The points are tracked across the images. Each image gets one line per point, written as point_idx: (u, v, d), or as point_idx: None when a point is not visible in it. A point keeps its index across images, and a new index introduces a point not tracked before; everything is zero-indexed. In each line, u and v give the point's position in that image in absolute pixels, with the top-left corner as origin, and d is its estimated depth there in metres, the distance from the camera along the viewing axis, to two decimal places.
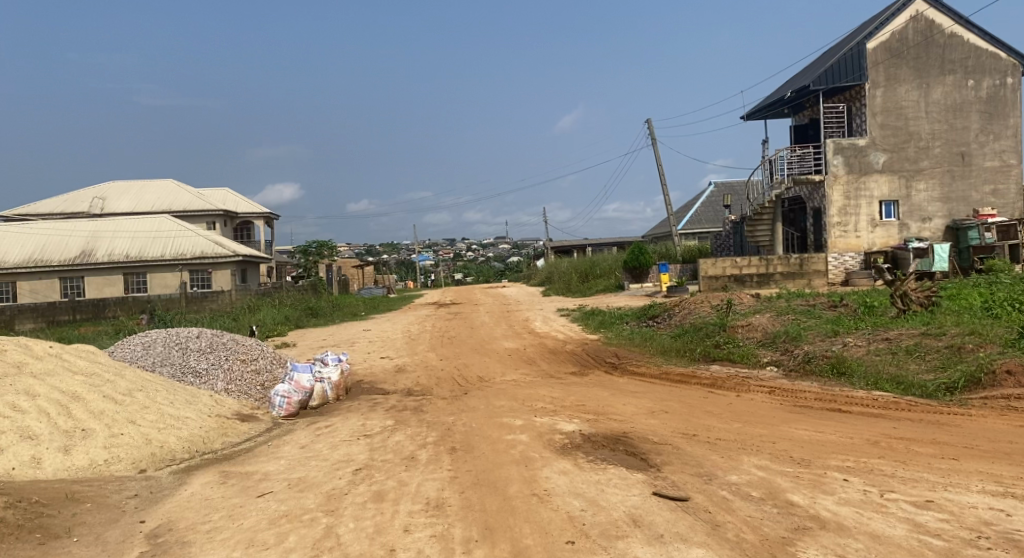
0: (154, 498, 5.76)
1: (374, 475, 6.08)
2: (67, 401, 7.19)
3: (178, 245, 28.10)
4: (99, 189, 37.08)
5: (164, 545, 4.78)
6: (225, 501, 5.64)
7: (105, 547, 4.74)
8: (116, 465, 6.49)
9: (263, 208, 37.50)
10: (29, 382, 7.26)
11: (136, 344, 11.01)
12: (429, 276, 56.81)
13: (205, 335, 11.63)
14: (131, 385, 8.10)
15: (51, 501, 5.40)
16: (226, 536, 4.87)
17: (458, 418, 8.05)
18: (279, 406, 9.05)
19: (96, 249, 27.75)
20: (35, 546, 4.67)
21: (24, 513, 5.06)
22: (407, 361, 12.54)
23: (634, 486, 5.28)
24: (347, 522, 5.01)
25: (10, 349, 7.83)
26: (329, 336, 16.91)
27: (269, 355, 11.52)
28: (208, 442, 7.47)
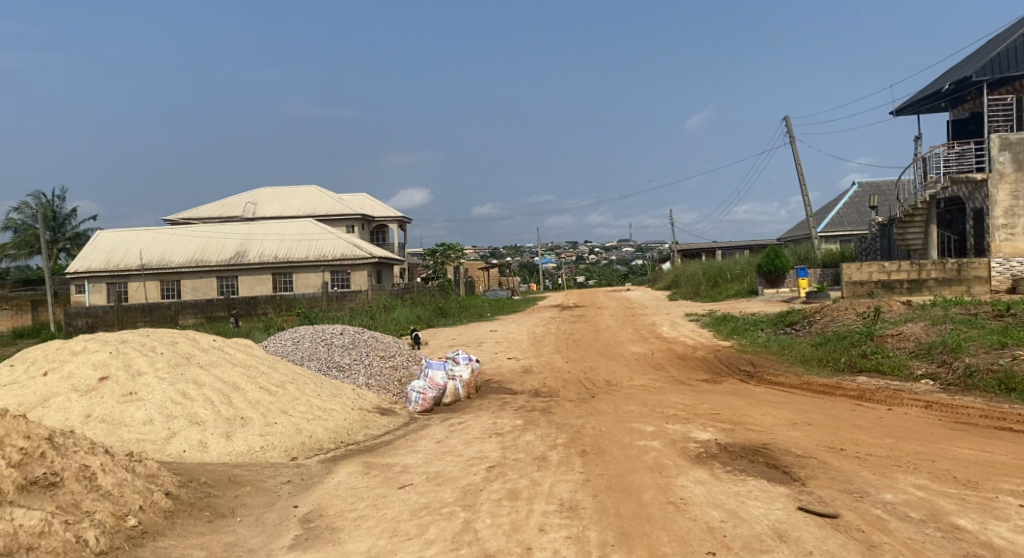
0: (305, 484, 6.14)
1: (507, 473, 6.19)
2: (229, 390, 7.79)
3: (320, 247, 29.83)
4: (251, 195, 39.84)
5: (316, 530, 5.08)
6: (369, 491, 5.91)
7: (264, 529, 5.09)
8: (271, 452, 6.98)
9: (397, 212, 39.01)
10: (196, 371, 7.94)
11: (286, 339, 11.77)
12: (553, 279, 57.17)
13: (348, 331, 12.28)
14: (283, 378, 8.67)
15: (216, 483, 5.88)
16: (371, 525, 5.10)
17: (588, 421, 8.05)
18: (415, 401, 9.43)
19: (249, 250, 29.92)
20: (205, 523, 5.09)
21: (195, 492, 5.55)
22: (534, 362, 12.71)
23: (777, 500, 5.08)
24: (484, 518, 5.12)
25: (180, 342, 8.58)
26: (459, 335, 17.42)
27: (406, 353, 11.99)
28: (351, 434, 7.87)
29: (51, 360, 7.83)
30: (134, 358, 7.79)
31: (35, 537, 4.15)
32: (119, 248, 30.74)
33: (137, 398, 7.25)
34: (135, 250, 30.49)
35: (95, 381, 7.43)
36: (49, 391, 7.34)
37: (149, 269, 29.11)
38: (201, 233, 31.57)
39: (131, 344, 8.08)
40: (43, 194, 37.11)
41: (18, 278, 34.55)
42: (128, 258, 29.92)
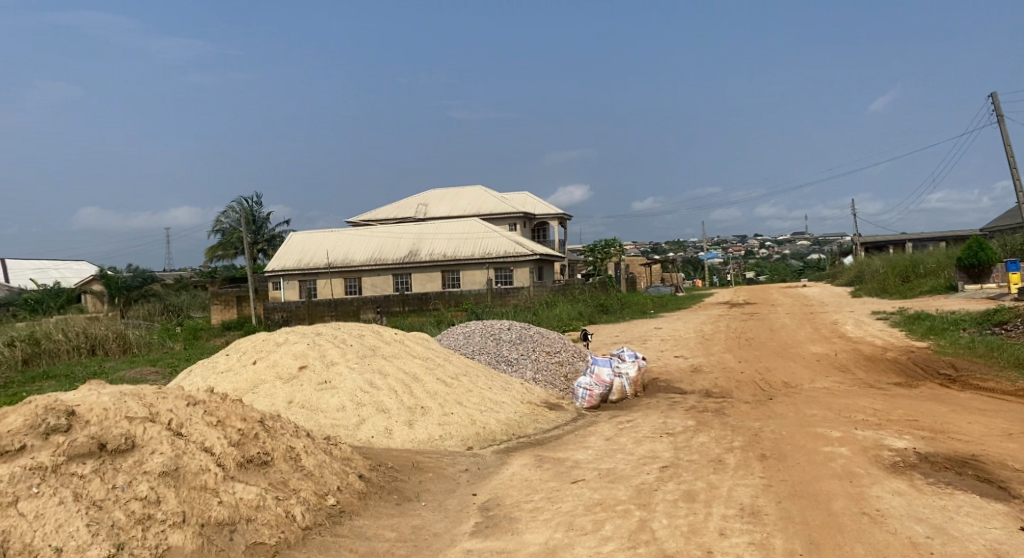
0: (482, 474, 6.35)
1: (682, 474, 6.03)
2: (409, 381, 8.22)
3: (485, 245, 30.74)
4: (422, 196, 41.82)
5: (494, 518, 5.23)
6: (542, 484, 5.99)
7: (447, 514, 5.32)
8: (449, 441, 7.29)
9: (559, 209, 39.32)
10: (381, 362, 8.45)
11: (459, 334, 12.24)
12: (721, 274, 55.20)
13: (516, 327, 12.57)
14: (457, 370, 9.02)
15: (402, 468, 6.23)
16: (547, 517, 5.17)
17: (765, 424, 7.68)
18: (582, 397, 9.45)
19: (420, 249, 31.43)
20: (394, 506, 5.42)
21: (384, 476, 5.92)
22: (703, 361, 12.32)
23: (993, 518, 4.57)
24: (660, 518, 5.04)
25: (366, 335, 9.18)
26: (623, 332, 17.27)
27: (572, 349, 12.07)
28: (522, 427, 8.03)
29: (259, 350, 8.65)
30: (328, 349, 8.43)
31: (253, 510, 4.60)
32: (307, 249, 33.38)
33: (331, 386, 7.85)
34: (321, 250, 32.98)
35: (296, 370, 8.12)
36: (258, 378, 8.12)
37: (333, 268, 31.36)
38: (378, 233, 33.58)
39: (325, 337, 8.75)
40: (245, 200, 41.11)
41: (225, 276, 38.56)
42: (315, 258, 32.44)
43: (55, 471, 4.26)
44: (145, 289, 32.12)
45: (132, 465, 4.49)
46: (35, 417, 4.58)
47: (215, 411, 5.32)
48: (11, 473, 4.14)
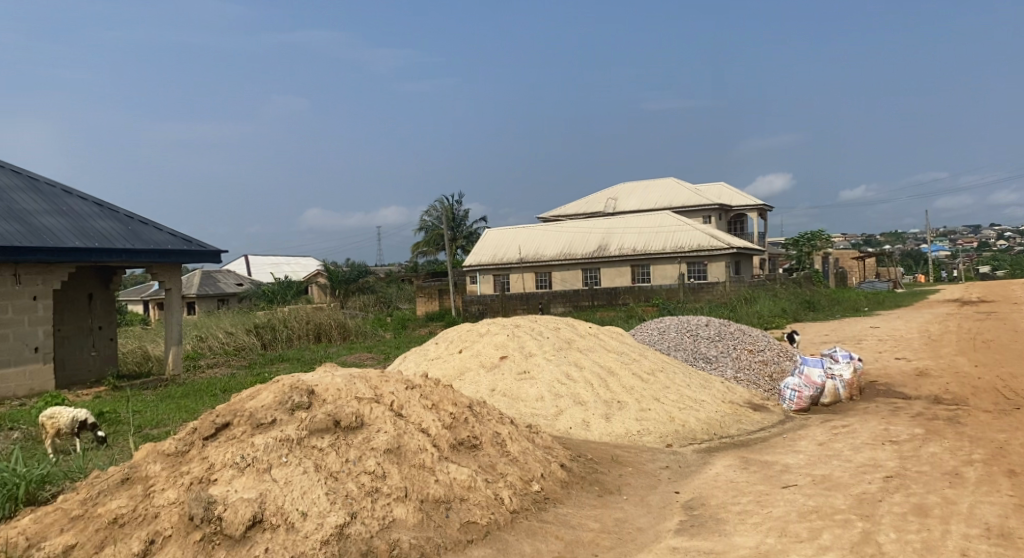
0: (683, 472, 6.20)
1: (911, 486, 5.50)
2: (605, 374, 8.23)
3: (678, 239, 30.03)
4: (613, 190, 41.68)
5: (700, 518, 5.09)
6: (750, 487, 5.73)
7: (650, 510, 5.26)
8: (647, 437, 7.20)
9: (758, 201, 37.40)
10: (577, 355, 8.54)
11: (653, 329, 12.06)
12: (947, 268, 49.64)
13: (714, 323, 12.14)
14: (654, 366, 8.89)
15: (601, 460, 6.24)
16: (758, 521, 4.94)
17: (1012, 436, 6.78)
18: (790, 399, 8.92)
19: (611, 244, 31.39)
20: (596, 497, 5.45)
21: (585, 467, 5.97)
22: (930, 364, 11.14)
23: None
24: (888, 531, 4.62)
25: (563, 328, 9.32)
26: (833, 331, 16.06)
27: (777, 347, 11.42)
28: (724, 427, 7.74)
29: (463, 339, 9.07)
30: (526, 341, 8.66)
31: (465, 490, 4.84)
32: (501, 244, 34.54)
33: (530, 376, 8.05)
34: (514, 246, 33.97)
35: (497, 359, 8.43)
36: (463, 366, 8.52)
37: (526, 262, 32.18)
38: (569, 228, 33.97)
39: (524, 328, 9.00)
40: (446, 198, 43.36)
41: (428, 271, 40.91)
42: (509, 253, 33.47)
43: (299, 443, 4.76)
44: (359, 282, 35.03)
45: (361, 441, 4.90)
46: (282, 395, 5.16)
47: (429, 395, 5.67)
48: (265, 443, 4.68)
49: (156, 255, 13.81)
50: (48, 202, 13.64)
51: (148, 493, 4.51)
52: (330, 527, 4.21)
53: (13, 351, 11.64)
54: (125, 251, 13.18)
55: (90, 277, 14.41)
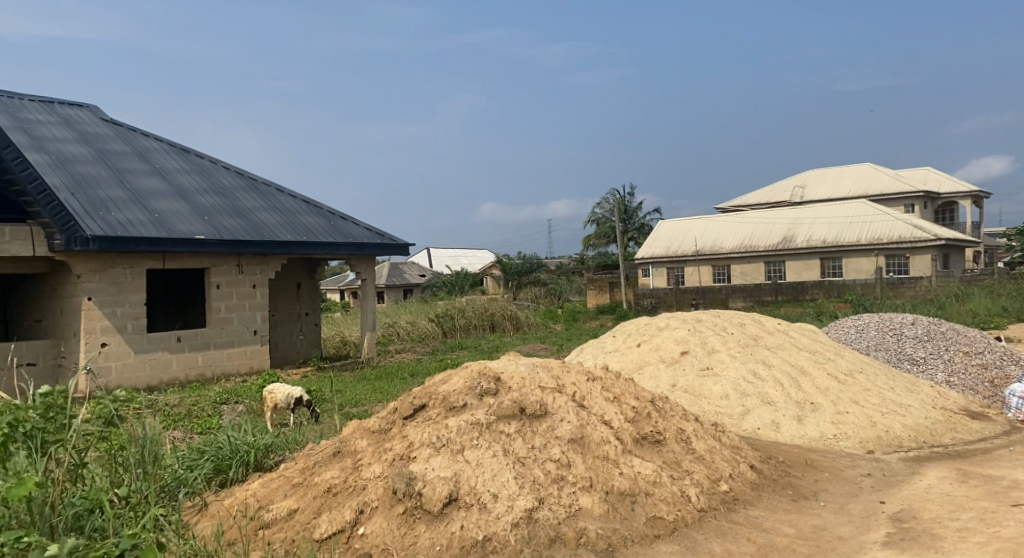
0: (889, 481, 5.71)
1: None
2: (796, 373, 7.77)
3: (875, 229, 27.77)
4: (800, 178, 39.25)
5: (912, 532, 4.66)
6: (971, 502, 5.16)
7: (853, 519, 4.89)
8: (845, 442, 6.71)
9: (972, 186, 33.62)
10: (765, 352, 8.13)
11: (849, 327, 11.21)
12: None
13: (922, 322, 11.06)
14: (852, 367, 8.26)
15: (794, 464, 5.90)
16: (982, 541, 4.43)
17: None
18: (1016, 408, 7.94)
19: (797, 235, 29.62)
20: (791, 501, 5.16)
21: (776, 469, 5.67)
22: None
23: None
24: None
25: (748, 324, 8.91)
26: None
27: (999, 350, 10.20)
28: (936, 435, 7.03)
29: (642, 333, 8.94)
30: (709, 336, 8.38)
31: (651, 484, 4.76)
32: (677, 236, 33.65)
33: (713, 373, 7.79)
34: (690, 238, 32.96)
35: (678, 354, 8.22)
36: (642, 359, 8.38)
37: (703, 255, 31.15)
38: (750, 219, 32.43)
39: (706, 323, 8.71)
40: (619, 190, 43.00)
41: (600, 263, 40.78)
42: (685, 245, 32.53)
43: (488, 428, 4.92)
44: (532, 275, 35.64)
45: (546, 429, 4.98)
46: (472, 380, 5.37)
47: (612, 387, 5.65)
48: (458, 426, 4.89)
49: (354, 248, 14.91)
50: (264, 199, 15.14)
51: (357, 466, 4.89)
52: (520, 511, 4.30)
53: (237, 333, 13.07)
54: (327, 245, 14.34)
55: (297, 268, 15.84)
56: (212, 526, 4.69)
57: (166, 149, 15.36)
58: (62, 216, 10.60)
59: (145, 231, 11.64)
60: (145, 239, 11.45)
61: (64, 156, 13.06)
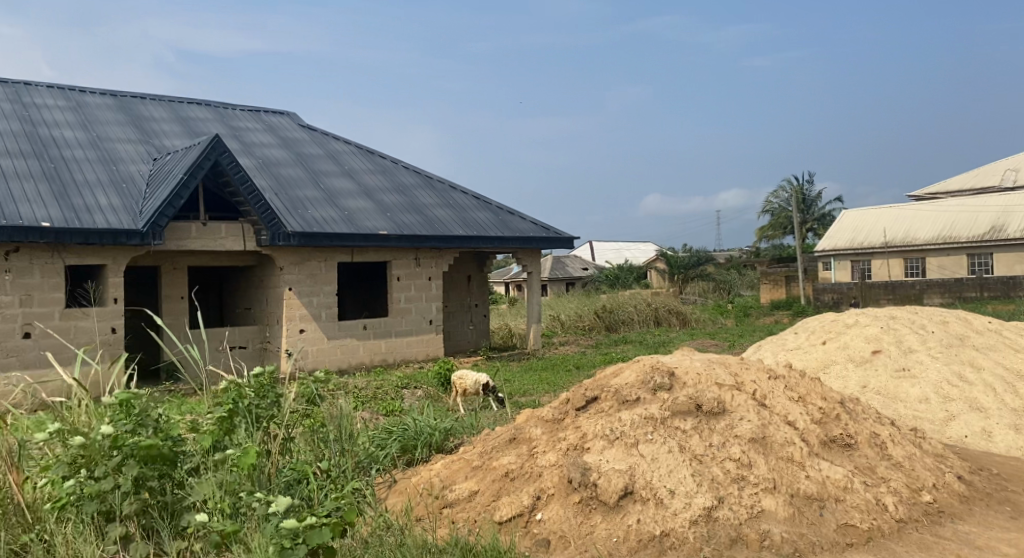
0: None
1: None
2: (1011, 378, 6.98)
3: None
4: (1012, 160, 35.14)
5: None
6: None
7: None
8: None
9: None
10: (972, 354, 7.37)
11: None
12: None
13: None
14: None
15: (1011, 478, 5.31)
16: None
17: None
18: None
19: (1008, 224, 26.60)
20: (1009, 519, 4.64)
21: (990, 483, 5.13)
22: None
23: None
24: None
25: (951, 322, 8.12)
26: None
27: None
28: None
29: (827, 330, 8.40)
30: (906, 335, 7.73)
31: (842, 490, 4.48)
32: (862, 226, 31.26)
33: (911, 375, 7.18)
34: (879, 228, 30.50)
35: (869, 353, 7.65)
36: (828, 358, 7.86)
37: (893, 247, 28.75)
38: (950, 207, 29.49)
39: (901, 321, 8.03)
40: (797, 179, 40.66)
41: (774, 256, 38.81)
42: (872, 236, 30.15)
43: (663, 423, 4.85)
44: (700, 268, 34.60)
45: (724, 428, 4.82)
46: (645, 374, 5.32)
47: (796, 387, 5.37)
48: (631, 420, 4.86)
49: (521, 242, 15.25)
50: (439, 196, 15.86)
51: (533, 453, 5.01)
52: (698, 508, 4.21)
53: (415, 322, 13.81)
54: (497, 239, 14.78)
55: (468, 261, 16.46)
56: (401, 502, 5.01)
57: (353, 150, 16.50)
58: (266, 214, 11.69)
59: (335, 227, 12.58)
60: (335, 234, 12.37)
61: (268, 159, 14.41)
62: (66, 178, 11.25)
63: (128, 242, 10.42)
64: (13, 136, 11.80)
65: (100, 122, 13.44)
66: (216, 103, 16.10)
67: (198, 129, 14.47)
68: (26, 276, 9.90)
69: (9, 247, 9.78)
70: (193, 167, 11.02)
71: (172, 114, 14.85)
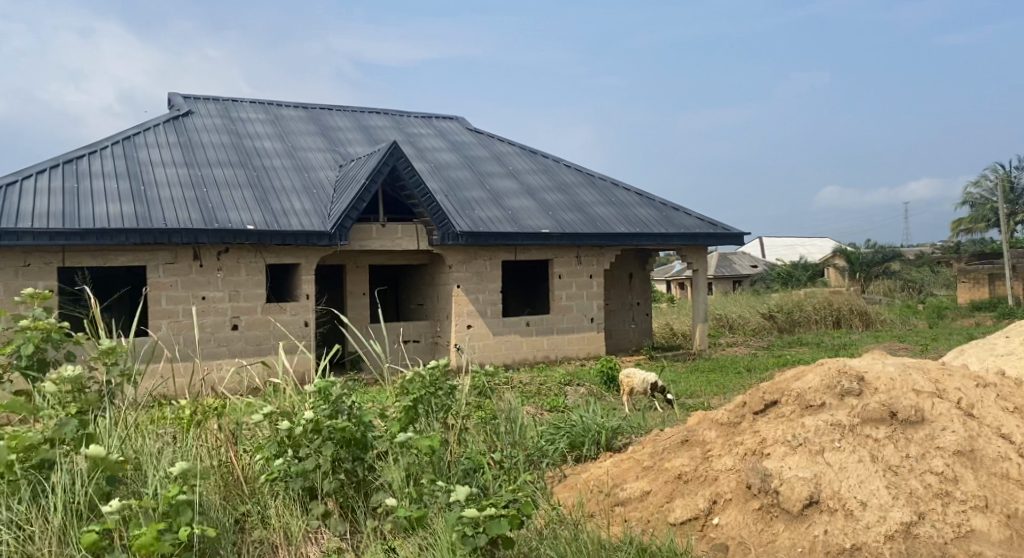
0: None
1: None
2: None
3: None
4: None
5: None
6: None
7: None
8: None
9: None
10: None
11: None
12: None
13: None
14: None
15: None
16: None
17: None
18: None
19: None
20: None
21: None
22: None
23: None
24: None
25: None
26: None
27: None
28: None
29: None
30: None
31: None
32: None
33: None
34: None
35: None
36: None
37: None
38: None
39: None
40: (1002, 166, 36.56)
41: (974, 251, 35.14)
42: None
43: (852, 431, 4.54)
44: (885, 265, 32.05)
45: (924, 438, 4.43)
46: (830, 378, 5.00)
47: (1010, 397, 4.84)
48: (816, 426, 4.59)
49: (686, 239, 14.87)
50: (602, 193, 15.82)
51: (707, 457, 4.87)
52: (895, 523, 3.92)
53: (577, 320, 13.89)
54: (661, 235, 14.51)
55: (631, 259, 16.30)
56: (572, 497, 5.05)
57: (518, 151, 16.87)
58: (438, 214, 12.24)
59: (501, 227, 12.92)
60: (501, 233, 12.71)
61: (439, 162, 15.08)
62: (265, 184, 12.39)
63: (317, 242, 11.30)
64: (222, 148, 13.18)
65: (294, 133, 14.69)
66: (392, 111, 17.08)
67: (377, 136, 15.43)
68: (233, 273, 11.01)
69: (220, 248, 10.91)
70: (373, 172, 11.77)
71: (355, 123, 15.93)
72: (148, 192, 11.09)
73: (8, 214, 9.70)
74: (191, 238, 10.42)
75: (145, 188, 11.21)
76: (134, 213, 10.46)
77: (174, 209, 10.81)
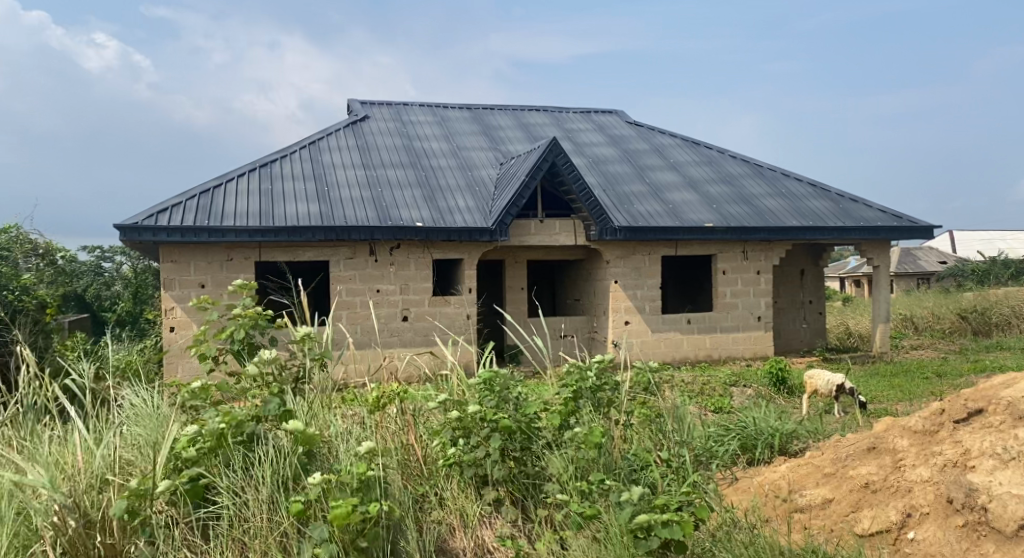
0: None
1: None
2: None
3: None
4: None
5: None
6: None
7: None
8: None
9: None
10: None
11: None
12: None
13: None
14: None
15: None
16: None
17: None
18: None
19: None
20: None
21: None
22: None
23: None
24: None
25: None
26: None
27: None
28: None
29: None
30: None
31: None
32: None
33: None
34: None
35: None
36: None
37: None
38: None
39: None
40: None
41: None
42: None
43: None
44: None
45: None
46: None
47: None
48: None
49: (865, 232, 13.82)
50: (770, 185, 15.09)
51: (899, 466, 4.50)
52: None
53: (742, 318, 13.35)
54: (836, 229, 13.60)
55: (803, 255, 15.42)
56: (748, 500, 4.85)
57: (680, 143, 16.46)
58: (598, 210, 12.20)
59: (662, 221, 12.69)
60: (662, 228, 12.48)
61: (598, 157, 15.05)
62: (433, 183, 12.94)
63: (481, 238, 11.64)
64: (394, 150, 13.92)
65: (459, 134, 15.22)
66: (552, 108, 17.24)
67: (538, 134, 15.64)
68: (405, 268, 11.60)
69: (393, 244, 11.52)
70: (534, 169, 11.94)
71: (516, 121, 16.26)
72: (330, 192, 11.93)
73: (214, 214, 10.80)
74: (368, 235, 11.08)
75: (327, 188, 12.07)
76: (318, 211, 11.29)
77: (352, 207, 11.55)
